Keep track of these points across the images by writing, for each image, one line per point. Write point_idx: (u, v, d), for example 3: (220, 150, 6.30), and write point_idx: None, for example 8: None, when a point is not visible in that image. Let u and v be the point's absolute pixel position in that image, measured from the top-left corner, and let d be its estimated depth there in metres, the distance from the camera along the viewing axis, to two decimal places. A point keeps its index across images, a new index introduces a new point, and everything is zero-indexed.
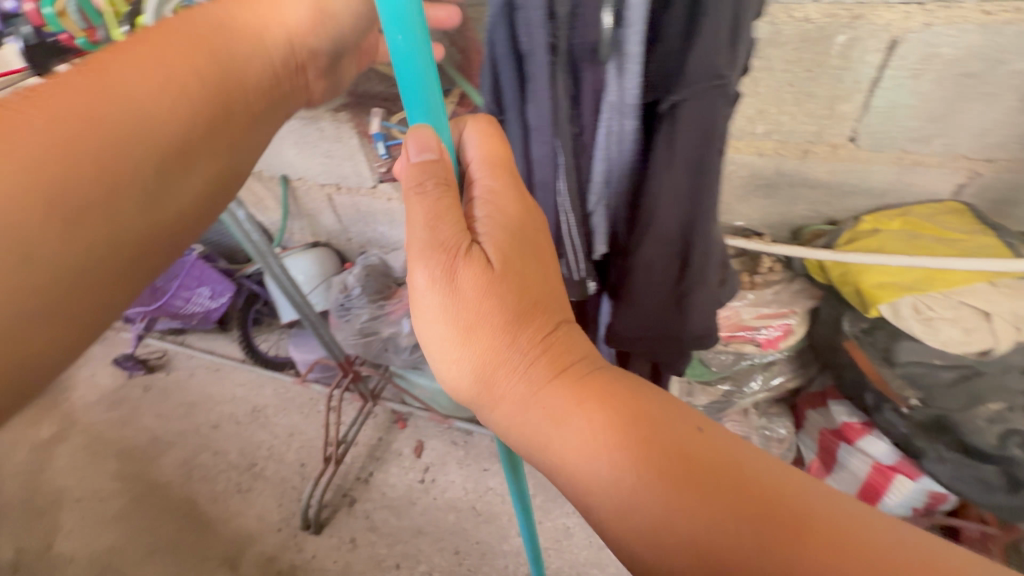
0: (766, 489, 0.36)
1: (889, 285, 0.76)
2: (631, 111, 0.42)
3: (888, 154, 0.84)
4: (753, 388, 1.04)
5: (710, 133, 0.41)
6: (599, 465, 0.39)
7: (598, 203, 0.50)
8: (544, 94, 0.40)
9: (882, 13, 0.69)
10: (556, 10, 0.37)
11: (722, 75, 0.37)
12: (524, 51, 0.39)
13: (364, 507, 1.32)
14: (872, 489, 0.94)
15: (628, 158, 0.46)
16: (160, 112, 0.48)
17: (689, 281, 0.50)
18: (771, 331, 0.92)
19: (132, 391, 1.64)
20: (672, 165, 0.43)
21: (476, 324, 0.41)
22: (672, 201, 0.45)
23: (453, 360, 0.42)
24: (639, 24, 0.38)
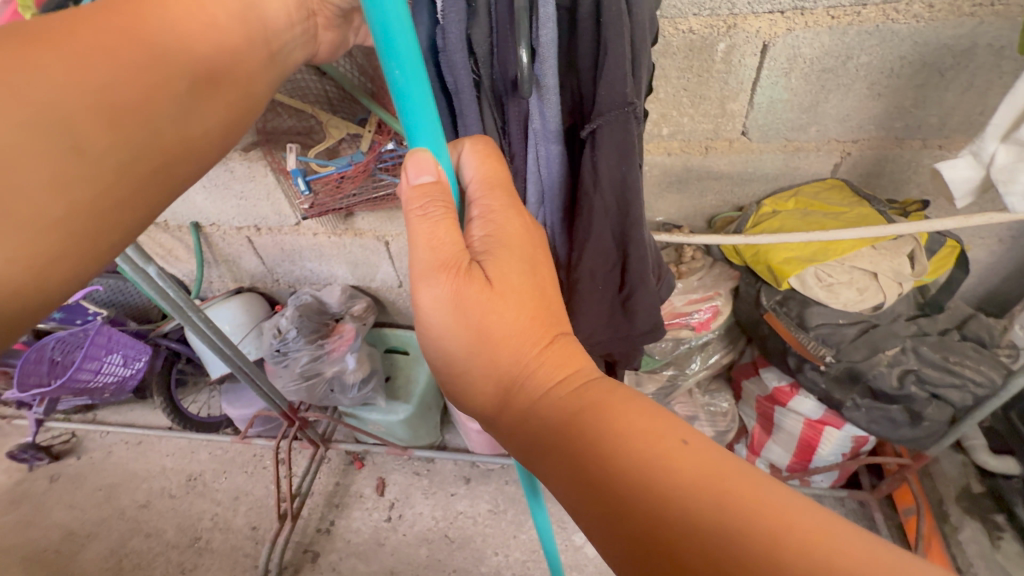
0: (749, 500, 0.31)
1: (793, 259, 0.85)
2: (555, 136, 0.45)
3: (775, 144, 0.94)
4: (694, 369, 1.11)
5: (629, 151, 0.43)
6: (569, 465, 0.36)
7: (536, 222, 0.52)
8: (474, 127, 0.44)
9: (751, 22, 0.78)
10: (476, 50, 0.40)
11: (631, 102, 0.40)
12: (452, 90, 0.42)
13: (328, 560, 1.24)
14: (808, 443, 1.04)
15: (558, 179, 0.48)
16: (124, 103, 0.39)
17: (628, 286, 0.53)
18: (702, 314, 0.99)
19: (36, 484, 1.44)
20: (599, 183, 0.46)
21: (481, 338, 0.42)
22: (604, 214, 0.48)
23: (463, 370, 0.43)
24: (553, 58, 0.40)
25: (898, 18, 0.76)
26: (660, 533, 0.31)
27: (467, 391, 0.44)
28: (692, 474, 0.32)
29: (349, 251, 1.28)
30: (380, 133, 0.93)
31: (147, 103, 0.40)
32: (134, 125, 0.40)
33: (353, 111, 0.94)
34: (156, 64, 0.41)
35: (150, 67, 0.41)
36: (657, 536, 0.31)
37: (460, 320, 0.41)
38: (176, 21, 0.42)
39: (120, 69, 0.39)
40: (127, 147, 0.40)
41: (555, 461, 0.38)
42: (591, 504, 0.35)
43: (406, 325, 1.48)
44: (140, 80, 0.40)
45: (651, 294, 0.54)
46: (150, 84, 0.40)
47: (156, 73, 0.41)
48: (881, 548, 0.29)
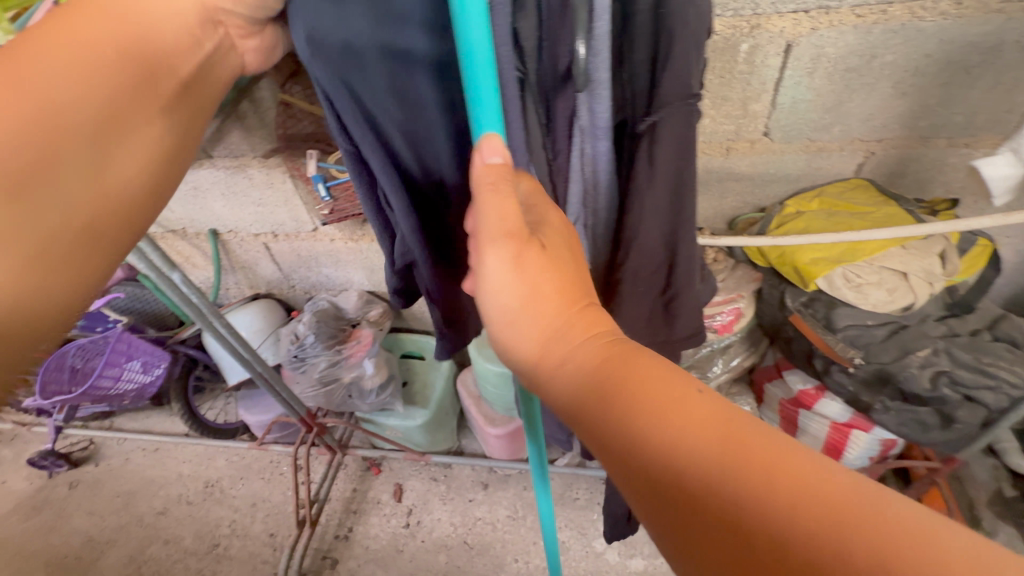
0: (780, 472, 0.27)
1: (821, 259, 0.85)
2: (603, 133, 0.44)
3: (797, 144, 0.93)
4: (715, 373, 1.10)
5: (686, 146, 0.44)
6: (593, 426, 0.35)
7: (577, 221, 0.51)
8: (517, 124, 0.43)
9: (775, 22, 0.78)
10: (522, 43, 0.40)
11: (694, 92, 0.41)
12: (496, 87, 0.41)
13: (347, 566, 1.23)
14: (834, 447, 1.03)
15: (604, 178, 0.47)
16: (51, 152, 0.41)
17: (676, 286, 0.53)
18: (725, 316, 0.98)
19: (55, 491, 1.45)
20: (652, 180, 0.46)
21: (532, 295, 0.41)
22: (655, 214, 0.48)
23: (508, 326, 0.42)
24: (607, 52, 0.39)
25: (925, 16, 0.75)
26: (677, 497, 0.30)
27: (508, 347, 0.44)
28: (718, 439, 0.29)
29: (366, 256, 1.28)
30: None
31: (75, 144, 0.42)
32: (76, 170, 0.42)
33: None
34: (72, 108, 0.42)
35: (63, 113, 0.42)
36: (676, 499, 0.30)
37: (517, 276, 0.41)
38: (71, 60, 0.43)
39: (39, 120, 0.41)
40: (39, 201, 0.40)
41: (581, 420, 0.36)
42: (613, 462, 0.34)
43: (422, 330, 1.48)
44: (59, 129, 0.41)
45: (694, 298, 0.55)
46: (66, 130, 0.42)
47: (67, 117, 0.42)
48: (945, 539, 0.23)
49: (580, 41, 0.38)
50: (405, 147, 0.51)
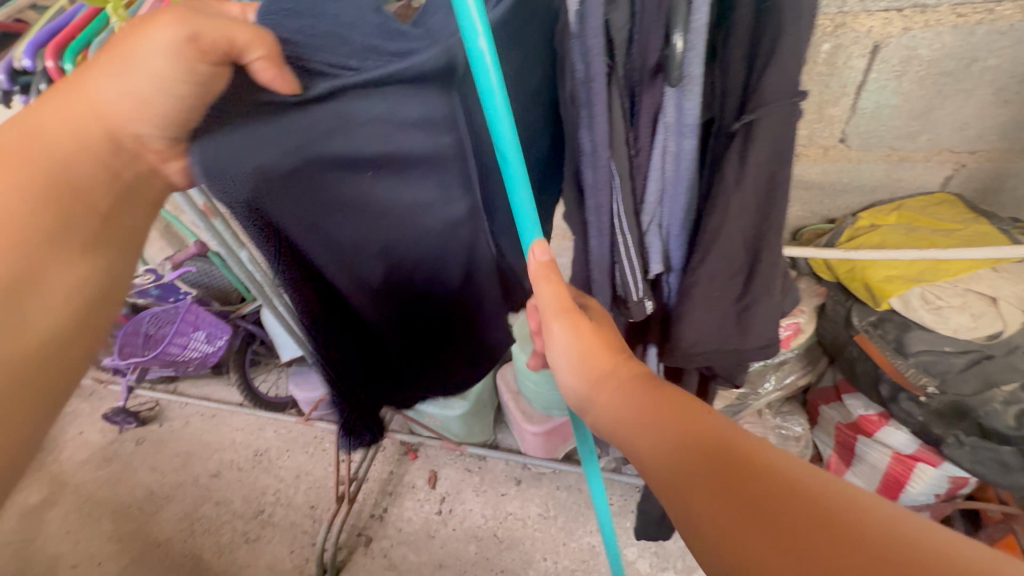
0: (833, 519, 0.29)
1: (896, 277, 0.79)
2: (690, 130, 0.43)
3: (876, 153, 0.87)
4: (767, 389, 1.06)
5: (781, 149, 0.42)
6: (647, 460, 0.39)
7: (652, 222, 0.50)
8: (602, 118, 0.41)
9: (863, 21, 0.73)
10: (614, 36, 0.39)
11: (799, 92, 0.39)
12: (582, 79, 0.39)
13: (381, 545, 1.27)
14: (895, 480, 0.96)
15: (686, 178, 0.46)
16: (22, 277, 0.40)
17: (753, 294, 0.51)
18: (783, 331, 0.93)
19: (124, 446, 1.57)
20: (740, 181, 0.44)
21: (585, 356, 0.47)
22: (739, 216, 0.46)
23: (564, 377, 0.49)
24: (701, 46, 0.38)
25: None
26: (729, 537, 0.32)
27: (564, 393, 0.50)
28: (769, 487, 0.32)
29: None
30: None
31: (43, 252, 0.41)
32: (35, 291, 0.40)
33: None
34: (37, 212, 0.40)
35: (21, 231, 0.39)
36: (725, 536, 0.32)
37: (574, 339, 0.47)
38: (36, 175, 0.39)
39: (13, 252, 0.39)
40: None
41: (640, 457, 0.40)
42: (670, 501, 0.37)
43: None
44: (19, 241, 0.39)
45: (774, 306, 0.52)
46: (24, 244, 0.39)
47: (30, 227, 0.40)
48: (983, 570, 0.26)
49: (677, 33, 0.37)
50: (332, 267, 0.53)
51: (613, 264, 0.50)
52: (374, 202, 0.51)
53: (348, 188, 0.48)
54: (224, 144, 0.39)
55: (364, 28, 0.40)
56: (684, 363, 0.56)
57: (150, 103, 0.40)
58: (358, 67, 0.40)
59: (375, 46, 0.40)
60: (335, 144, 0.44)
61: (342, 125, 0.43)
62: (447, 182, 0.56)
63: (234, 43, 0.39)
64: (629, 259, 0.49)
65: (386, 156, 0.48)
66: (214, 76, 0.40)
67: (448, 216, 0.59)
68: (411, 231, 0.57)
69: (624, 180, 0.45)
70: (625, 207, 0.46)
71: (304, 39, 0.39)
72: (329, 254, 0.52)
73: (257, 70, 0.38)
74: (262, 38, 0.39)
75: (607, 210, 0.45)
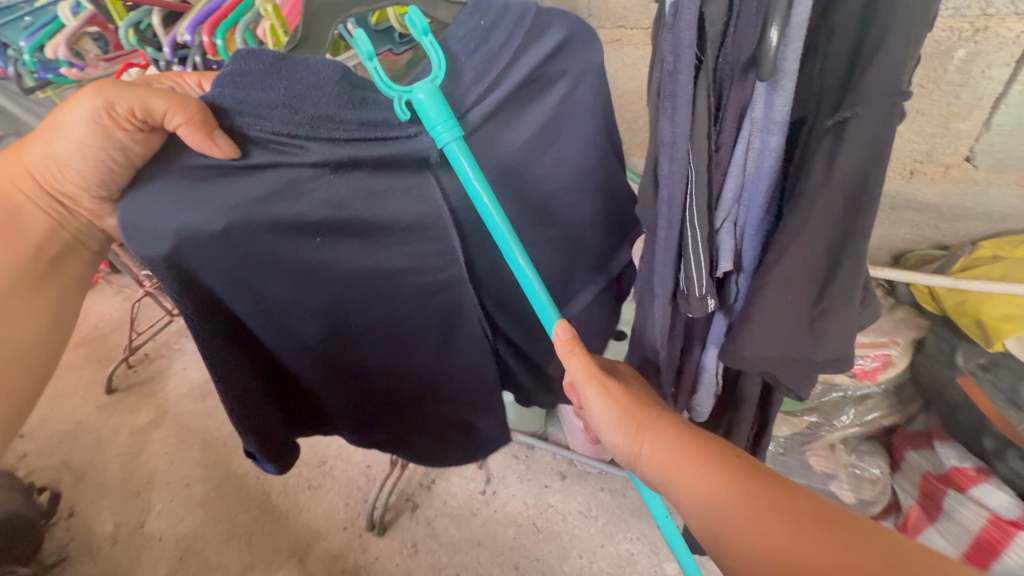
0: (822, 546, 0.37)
1: (1013, 316, 0.70)
2: (778, 128, 0.42)
3: (1012, 176, 0.77)
4: (843, 422, 0.98)
5: (877, 152, 0.39)
6: (703, 517, 0.43)
7: (727, 219, 0.49)
8: (684, 110, 0.40)
9: (1011, 25, 0.65)
10: (708, 28, 0.38)
11: (902, 91, 0.37)
12: (670, 70, 0.39)
13: (425, 514, 1.33)
14: (986, 546, 0.83)
15: (768, 175, 0.45)
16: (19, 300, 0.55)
17: (830, 301, 0.48)
18: (868, 362, 0.85)
19: None
20: (827, 180, 0.42)
21: (623, 419, 0.50)
22: (822, 219, 0.44)
23: (607, 433, 0.52)
24: (799, 41, 0.38)
25: None
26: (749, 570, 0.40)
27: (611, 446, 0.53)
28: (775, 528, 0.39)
29: None
30: None
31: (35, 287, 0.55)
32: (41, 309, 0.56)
33: None
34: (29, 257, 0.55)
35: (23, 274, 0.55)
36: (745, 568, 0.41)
37: (610, 406, 0.51)
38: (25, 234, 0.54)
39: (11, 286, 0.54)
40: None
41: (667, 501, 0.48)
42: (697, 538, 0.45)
43: None
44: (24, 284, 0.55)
45: (851, 318, 0.49)
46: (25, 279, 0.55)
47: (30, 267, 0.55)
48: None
49: (773, 26, 0.36)
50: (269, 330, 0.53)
51: (677, 261, 0.49)
52: (335, 265, 0.52)
53: (297, 253, 0.49)
54: (158, 211, 0.43)
55: (319, 101, 0.43)
56: (746, 367, 0.52)
57: (71, 166, 0.49)
58: (304, 137, 0.44)
59: (303, 111, 0.43)
60: (288, 204, 0.46)
61: (309, 185, 0.46)
62: (418, 248, 0.56)
63: (157, 111, 0.43)
64: (696, 255, 0.47)
65: (339, 221, 0.49)
66: (138, 140, 0.46)
67: (424, 281, 0.58)
68: (373, 298, 0.57)
69: (703, 175, 0.44)
70: (698, 203, 0.44)
71: (237, 108, 0.42)
72: (264, 323, 0.52)
73: (184, 134, 0.41)
74: (184, 105, 0.41)
75: (678, 205, 0.44)
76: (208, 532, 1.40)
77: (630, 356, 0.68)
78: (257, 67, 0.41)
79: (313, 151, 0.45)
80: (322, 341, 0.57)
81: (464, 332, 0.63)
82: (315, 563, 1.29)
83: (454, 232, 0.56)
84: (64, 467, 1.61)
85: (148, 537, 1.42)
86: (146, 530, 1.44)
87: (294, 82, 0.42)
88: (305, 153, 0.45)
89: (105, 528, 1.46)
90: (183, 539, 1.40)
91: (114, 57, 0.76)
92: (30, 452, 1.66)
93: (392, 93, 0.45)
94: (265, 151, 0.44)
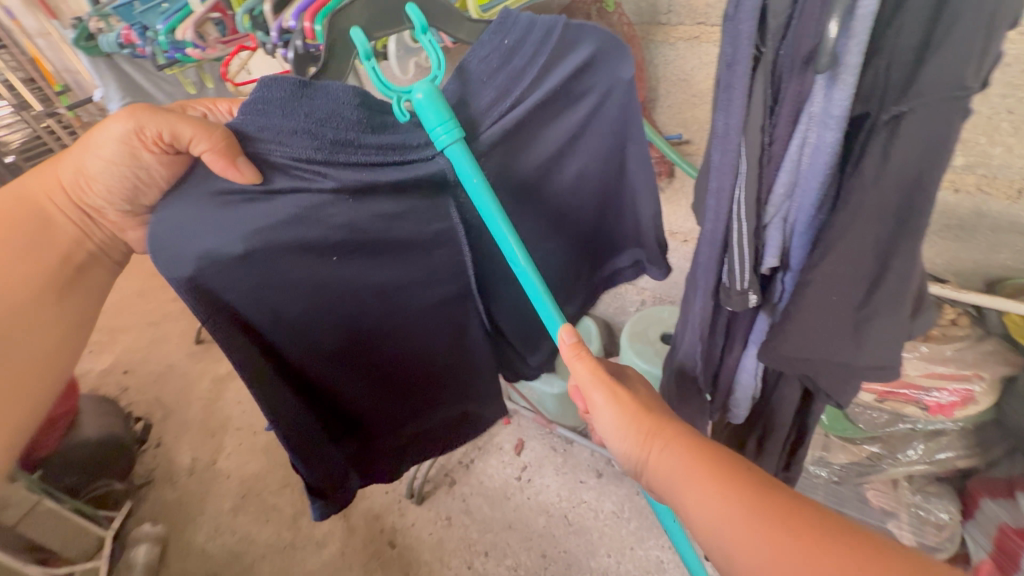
0: (827, 558, 0.36)
1: None
2: (835, 123, 0.41)
3: None
4: (909, 457, 0.91)
5: (937, 147, 0.39)
6: (701, 526, 0.43)
7: (776, 215, 0.49)
8: (738, 101, 0.41)
9: None
10: (769, 21, 0.38)
11: (967, 87, 0.36)
12: (727, 62, 0.40)
13: (462, 490, 1.38)
14: None
15: (822, 171, 0.44)
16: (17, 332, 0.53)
17: (877, 304, 0.48)
18: (944, 396, 0.80)
19: None
20: (879, 179, 0.42)
21: (628, 425, 0.52)
22: (874, 218, 0.44)
23: (616, 440, 0.53)
24: (863, 35, 0.37)
25: None
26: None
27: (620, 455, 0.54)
28: (770, 536, 0.38)
29: None
30: None
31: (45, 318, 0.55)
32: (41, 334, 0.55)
33: None
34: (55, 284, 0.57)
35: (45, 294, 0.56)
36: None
37: (616, 410, 0.53)
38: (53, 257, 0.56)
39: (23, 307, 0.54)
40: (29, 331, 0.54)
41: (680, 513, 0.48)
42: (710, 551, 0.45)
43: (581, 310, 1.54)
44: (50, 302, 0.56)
45: (899, 321, 0.50)
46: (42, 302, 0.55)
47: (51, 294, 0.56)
48: None
49: (833, 19, 0.35)
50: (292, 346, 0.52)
51: (722, 252, 0.49)
52: (353, 281, 0.53)
53: (323, 273, 0.50)
54: (203, 232, 0.42)
55: (338, 127, 0.45)
56: (785, 367, 0.55)
57: (100, 181, 0.52)
58: (323, 160, 0.44)
59: (322, 137, 0.44)
60: (307, 229, 0.46)
61: (341, 209, 0.48)
62: (433, 262, 0.58)
63: (182, 137, 0.45)
64: (740, 249, 0.47)
65: (356, 241, 0.50)
66: (162, 162, 0.49)
67: (435, 295, 0.60)
68: (390, 312, 0.58)
69: (753, 168, 0.44)
70: (748, 196, 0.45)
71: (260, 134, 0.43)
72: (296, 342, 0.52)
73: (208, 160, 0.41)
74: (210, 133, 0.42)
75: (726, 196, 0.45)
76: (268, 477, 1.53)
77: (665, 370, 0.72)
78: (282, 95, 0.42)
79: (331, 176, 0.46)
80: (341, 358, 0.57)
81: (473, 337, 0.68)
82: (356, 519, 1.37)
83: (466, 243, 0.59)
84: (157, 403, 1.83)
85: (218, 474, 1.58)
86: (217, 467, 1.60)
87: (313, 109, 0.43)
88: (324, 180, 0.45)
89: (184, 460, 1.64)
90: (246, 480, 1.54)
91: (231, 39, 0.86)
92: (132, 387, 1.90)
93: (392, 94, 0.47)
94: (284, 177, 0.44)
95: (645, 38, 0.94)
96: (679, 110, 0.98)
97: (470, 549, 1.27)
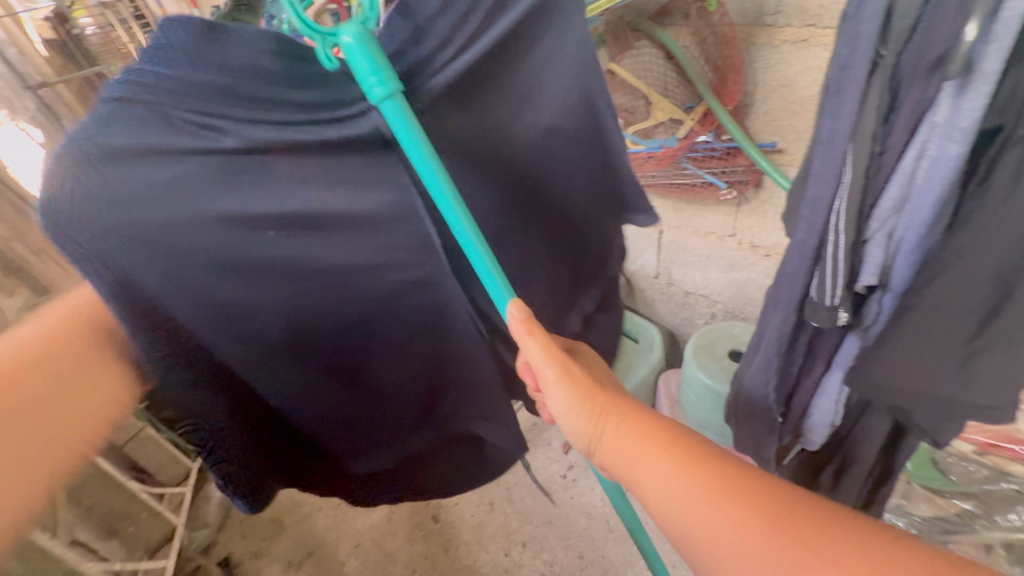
0: (783, 533, 0.36)
1: None
2: (961, 135, 0.38)
3: None
4: (1009, 523, 0.80)
5: None
6: (656, 503, 0.43)
7: (880, 230, 0.45)
8: (850, 104, 0.39)
9: None
10: (895, 22, 0.36)
11: None
12: (841, 64, 0.39)
13: (506, 479, 1.41)
14: None
15: (940, 187, 0.41)
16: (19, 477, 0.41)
17: (991, 339, 0.44)
18: None
19: None
20: (1008, 197, 0.39)
21: (579, 402, 0.51)
22: (995, 240, 0.40)
23: (569, 417, 0.53)
24: (1006, 40, 0.34)
25: None
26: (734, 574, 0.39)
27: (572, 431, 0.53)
28: (737, 520, 0.37)
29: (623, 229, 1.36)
30: (701, 124, 0.96)
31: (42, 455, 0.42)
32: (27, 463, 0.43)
33: (681, 97, 0.99)
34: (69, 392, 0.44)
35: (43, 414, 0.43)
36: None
37: (567, 385, 0.52)
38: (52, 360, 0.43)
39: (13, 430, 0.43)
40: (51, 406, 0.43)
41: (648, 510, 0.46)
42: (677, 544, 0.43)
43: (645, 316, 1.50)
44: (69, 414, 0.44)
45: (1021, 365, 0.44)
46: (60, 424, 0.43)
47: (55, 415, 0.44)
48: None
49: (973, 21, 0.34)
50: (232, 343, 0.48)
51: (813, 263, 0.47)
52: (303, 263, 0.49)
53: (263, 253, 0.46)
54: (107, 221, 0.37)
55: (250, 78, 0.39)
56: (875, 394, 0.52)
57: None
58: (237, 116, 0.40)
59: (236, 92, 0.39)
60: (231, 200, 0.42)
61: (258, 169, 0.43)
62: (389, 242, 0.54)
63: None
64: (833, 264, 0.44)
65: (298, 215, 0.47)
66: None
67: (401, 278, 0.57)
68: (343, 297, 0.54)
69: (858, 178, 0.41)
70: (848, 207, 0.42)
71: (151, 85, 0.36)
72: (235, 343, 0.48)
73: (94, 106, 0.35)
74: None
75: (825, 204, 0.43)
76: None
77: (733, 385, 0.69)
78: (184, 39, 0.36)
79: (232, 133, 0.40)
80: (287, 355, 0.54)
81: (458, 322, 0.63)
82: None
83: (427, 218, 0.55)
84: None
85: None
86: None
87: (222, 55, 0.37)
88: (225, 138, 0.40)
89: None
90: None
91: None
92: None
93: (314, 36, 0.41)
94: (179, 133, 0.38)
95: (746, 39, 0.89)
96: (775, 117, 0.92)
97: (509, 537, 1.29)
